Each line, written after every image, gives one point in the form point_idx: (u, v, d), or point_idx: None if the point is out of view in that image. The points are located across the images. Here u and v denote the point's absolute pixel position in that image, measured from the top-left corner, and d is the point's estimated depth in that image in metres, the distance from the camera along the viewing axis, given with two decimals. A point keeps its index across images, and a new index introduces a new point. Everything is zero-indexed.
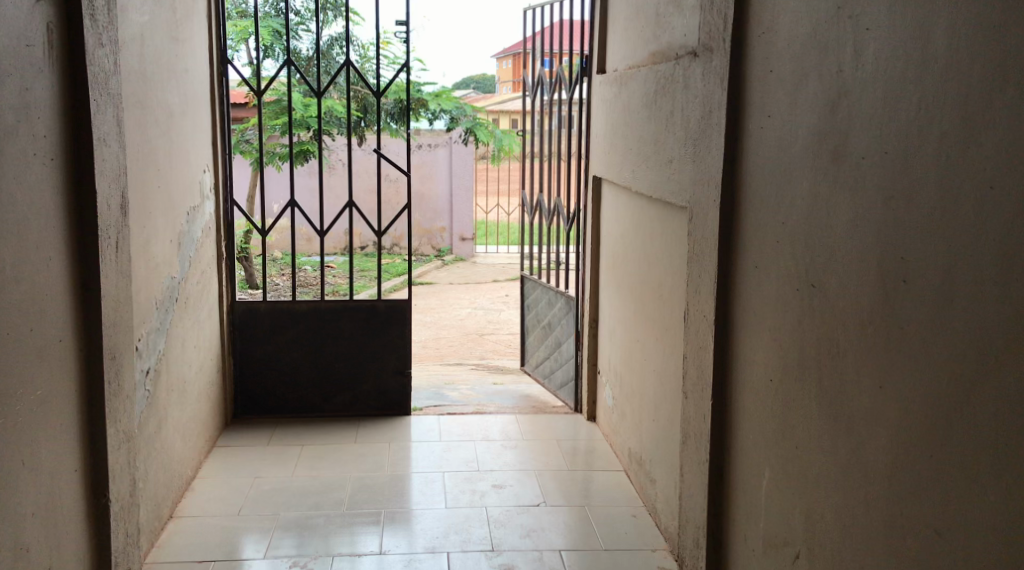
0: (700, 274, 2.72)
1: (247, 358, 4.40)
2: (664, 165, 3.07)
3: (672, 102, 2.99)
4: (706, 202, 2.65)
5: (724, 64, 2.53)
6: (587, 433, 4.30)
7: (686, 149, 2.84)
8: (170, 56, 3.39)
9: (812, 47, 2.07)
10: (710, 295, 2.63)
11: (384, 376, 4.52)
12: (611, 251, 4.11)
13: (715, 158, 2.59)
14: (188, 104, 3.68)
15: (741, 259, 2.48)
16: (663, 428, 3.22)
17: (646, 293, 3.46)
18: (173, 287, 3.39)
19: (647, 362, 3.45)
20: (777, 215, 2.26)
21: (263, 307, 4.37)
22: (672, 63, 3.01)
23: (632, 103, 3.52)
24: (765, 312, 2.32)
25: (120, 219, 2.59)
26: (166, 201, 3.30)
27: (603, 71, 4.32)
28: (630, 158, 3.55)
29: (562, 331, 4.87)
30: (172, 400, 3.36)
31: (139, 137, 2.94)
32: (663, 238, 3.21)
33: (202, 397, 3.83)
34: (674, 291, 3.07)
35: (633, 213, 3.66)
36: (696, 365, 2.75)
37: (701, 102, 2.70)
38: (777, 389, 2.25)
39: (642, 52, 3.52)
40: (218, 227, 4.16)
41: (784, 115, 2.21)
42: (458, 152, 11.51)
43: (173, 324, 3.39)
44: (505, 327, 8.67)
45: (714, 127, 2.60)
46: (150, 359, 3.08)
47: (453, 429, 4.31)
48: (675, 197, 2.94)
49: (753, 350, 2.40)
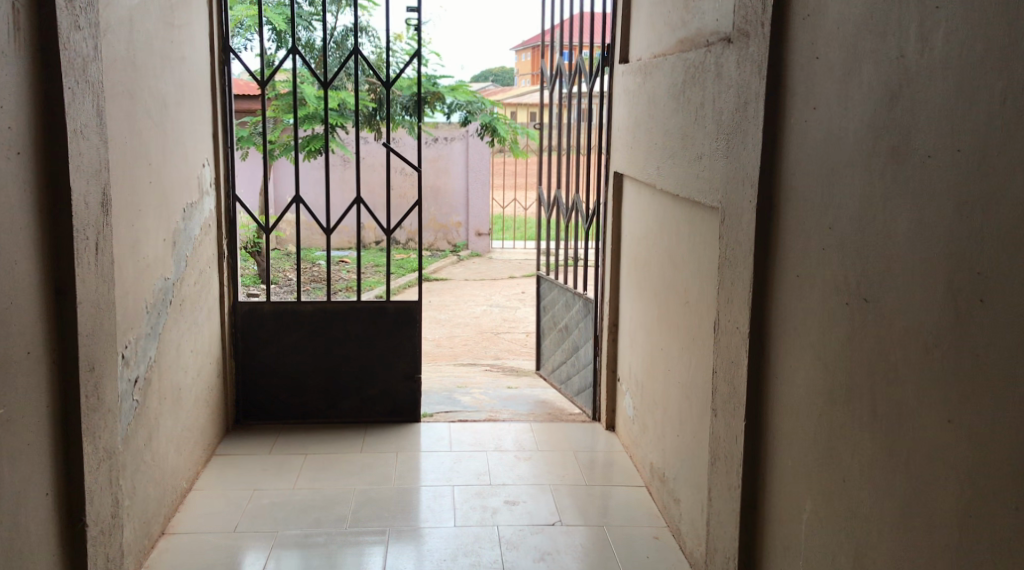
0: (732, 281, 2.49)
1: (250, 361, 4.21)
2: (693, 162, 2.84)
3: (703, 94, 2.75)
4: (741, 202, 2.42)
5: (762, 52, 2.30)
6: (606, 444, 4.07)
7: (718, 145, 2.60)
8: (165, 43, 3.18)
9: (868, 30, 1.83)
10: (743, 303, 2.40)
11: (393, 381, 4.31)
12: (633, 252, 3.87)
13: (751, 154, 2.36)
14: (185, 94, 3.48)
15: (780, 266, 2.24)
16: (689, 445, 2.99)
17: (671, 299, 3.23)
18: (167, 288, 3.19)
19: (671, 373, 3.22)
20: (822, 219, 2.02)
21: (267, 308, 4.17)
22: (703, 51, 2.77)
23: (658, 95, 3.28)
24: (808, 326, 2.09)
25: (101, 218, 2.38)
26: (159, 197, 3.10)
27: (626, 61, 4.08)
28: (655, 154, 3.31)
29: (580, 334, 4.64)
30: (165, 409, 3.16)
31: (126, 128, 2.73)
32: (691, 240, 2.98)
33: (200, 405, 3.64)
34: (703, 298, 2.83)
35: (658, 212, 3.42)
36: (727, 381, 2.52)
37: (736, 93, 2.47)
38: (822, 412, 2.02)
39: (670, 39, 3.28)
40: (219, 224, 3.95)
41: (832, 108, 1.98)
42: (475, 146, 11.25)
43: (166, 327, 3.19)
44: (521, 325, 8.44)
45: (750, 119, 2.36)
46: (139, 366, 2.88)
47: (464, 438, 4.09)
48: (705, 196, 2.71)
49: (792, 367, 2.17)
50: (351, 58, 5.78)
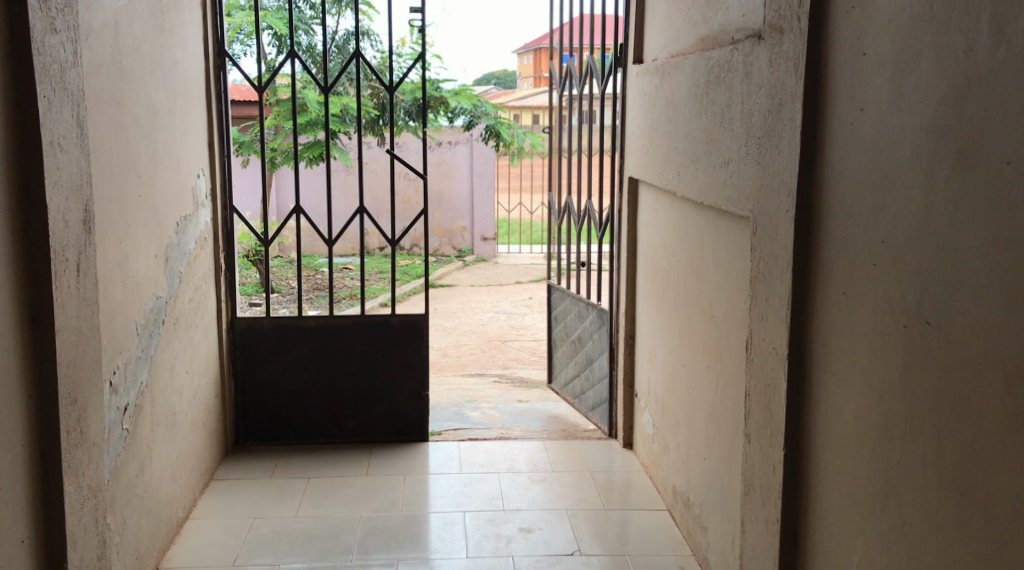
0: (767, 297, 2.30)
1: (250, 380, 4.02)
2: (719, 169, 2.65)
3: (729, 95, 2.56)
4: (776, 212, 2.23)
5: (799, 48, 2.10)
6: (623, 463, 3.88)
7: (748, 150, 2.41)
8: (154, 47, 3.00)
9: (926, 22, 1.64)
10: (781, 321, 2.21)
11: (400, 398, 4.12)
12: (651, 262, 3.68)
13: (787, 161, 2.17)
14: (178, 101, 3.30)
15: (823, 281, 2.05)
16: (718, 471, 2.80)
17: (695, 313, 3.04)
18: (159, 307, 3.00)
19: (697, 392, 3.03)
20: (874, 232, 1.83)
21: (267, 324, 3.98)
22: (729, 49, 2.58)
23: (678, 96, 3.09)
24: (859, 349, 1.89)
25: (82, 237, 2.20)
26: (149, 211, 2.92)
27: (640, 61, 3.89)
28: (675, 160, 3.12)
29: (593, 347, 4.45)
30: (158, 435, 2.98)
31: (111, 138, 2.55)
32: (717, 251, 2.79)
33: (196, 428, 3.45)
34: (733, 313, 2.64)
35: (679, 220, 3.23)
36: (763, 406, 2.33)
37: (768, 94, 2.28)
38: (876, 445, 1.82)
39: (690, 37, 3.09)
40: (216, 237, 3.77)
41: (885, 109, 1.79)
42: (479, 150, 11.06)
43: (159, 349, 3.00)
44: (529, 333, 8.25)
45: (785, 121, 2.17)
46: (130, 392, 2.70)
47: (475, 459, 3.90)
48: (735, 205, 2.52)
49: (839, 393, 1.98)
50: (352, 61, 5.60)
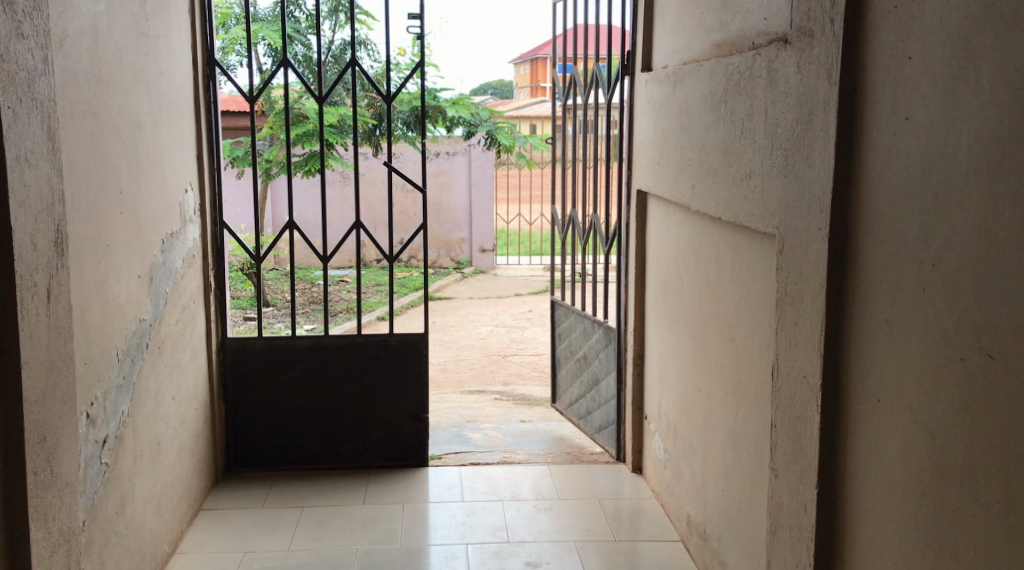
0: (796, 322, 2.13)
1: (241, 403, 3.84)
2: (739, 182, 2.48)
3: (752, 104, 2.39)
4: (807, 229, 2.06)
5: (832, 52, 1.94)
6: (632, 489, 3.70)
7: (774, 162, 2.24)
8: (138, 54, 2.83)
9: (986, 23, 1.48)
10: (813, 349, 2.04)
11: (399, 421, 3.94)
12: (661, 278, 3.51)
13: (818, 175, 2.00)
14: (164, 111, 3.13)
15: (861, 305, 1.88)
16: (738, 504, 2.63)
17: (712, 335, 2.87)
18: (142, 330, 2.83)
19: (715, 418, 2.85)
20: (923, 253, 1.66)
21: (259, 344, 3.81)
22: (750, 55, 2.41)
23: (692, 106, 2.92)
24: (906, 382, 1.72)
25: (54, 260, 2.02)
26: (132, 229, 2.75)
27: (648, 68, 3.72)
28: (689, 173, 2.95)
29: (600, 366, 4.27)
30: (141, 466, 2.80)
31: (89, 153, 2.38)
32: (737, 271, 2.62)
33: (184, 457, 3.27)
34: (756, 338, 2.46)
35: (693, 237, 3.06)
36: (792, 439, 2.16)
37: (796, 103, 2.11)
38: (927, 490, 1.65)
39: (705, 44, 2.92)
40: (206, 254, 3.59)
41: (934, 118, 1.62)
42: (478, 159, 10.88)
43: (142, 375, 2.82)
44: (530, 347, 8.06)
45: (817, 132, 2.00)
46: (110, 424, 2.52)
47: (477, 486, 3.72)
48: (758, 221, 2.35)
49: (882, 430, 1.80)
50: (348, 70, 5.43)
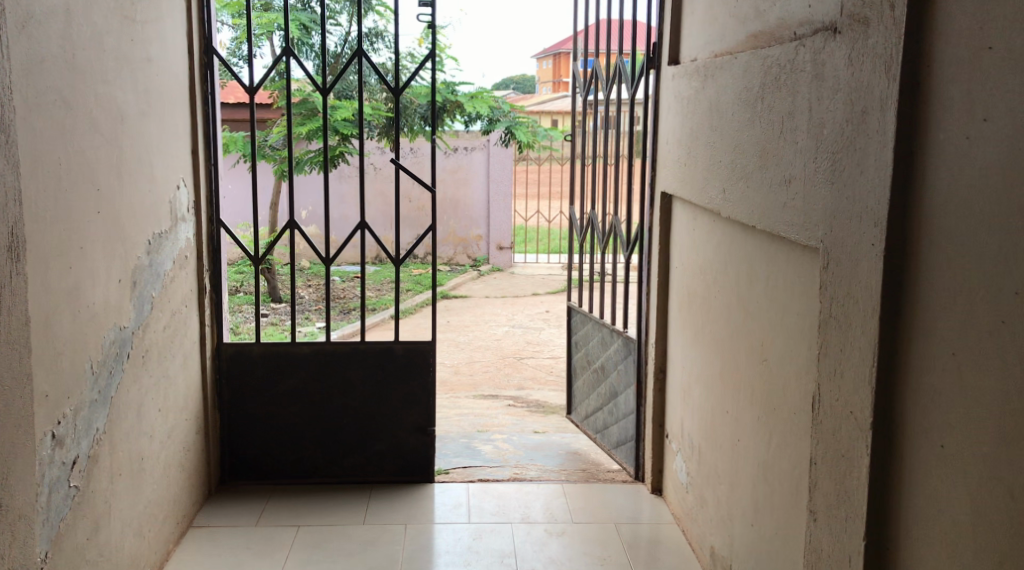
0: (842, 348, 1.88)
1: (237, 412, 3.63)
2: (777, 188, 2.23)
3: (793, 101, 2.14)
4: (857, 244, 1.81)
5: (891, 43, 1.69)
6: (650, 513, 3.46)
7: (820, 167, 1.99)
8: (122, 39, 2.62)
9: None
10: (862, 381, 1.79)
11: (404, 434, 3.72)
12: (687, 289, 3.26)
13: (873, 184, 1.74)
14: (154, 101, 2.92)
15: (921, 335, 1.63)
16: (770, 543, 2.38)
17: (742, 355, 2.62)
18: (123, 339, 2.61)
19: (745, 445, 2.61)
20: (1001, 282, 1.41)
21: (256, 350, 3.59)
22: (793, 46, 2.15)
23: (725, 103, 2.67)
24: (975, 431, 1.47)
25: (6, 265, 1.80)
26: (112, 229, 2.53)
27: (676, 61, 3.47)
28: (720, 176, 2.70)
29: (618, 378, 4.02)
30: (120, 485, 2.59)
31: (55, 146, 2.17)
32: (773, 287, 2.37)
33: (172, 473, 3.06)
34: (795, 362, 2.22)
35: (723, 247, 2.81)
36: (835, 481, 1.91)
37: (848, 100, 1.86)
38: (1002, 559, 1.40)
39: (740, 34, 2.67)
40: (201, 254, 3.39)
41: (1018, 118, 1.37)
42: (496, 155, 10.65)
43: (122, 387, 2.61)
44: (546, 350, 7.81)
45: (871, 133, 1.75)
46: (81, 442, 2.31)
47: (485, 505, 3.49)
48: (799, 233, 2.10)
49: (945, 481, 1.55)
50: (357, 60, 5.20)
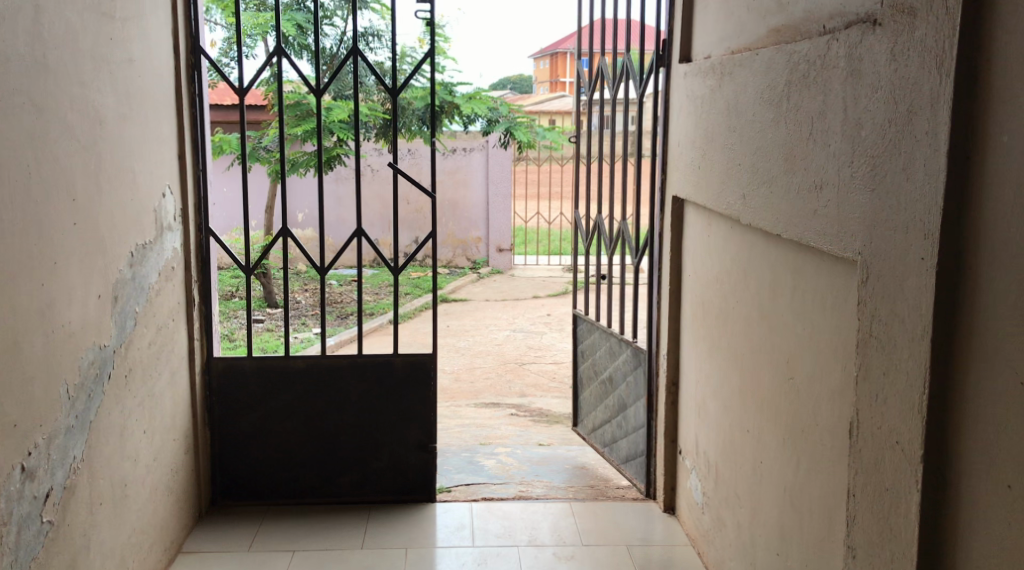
0: (886, 372, 1.71)
1: (229, 430, 3.46)
2: (807, 194, 2.06)
3: (825, 100, 1.97)
4: (903, 258, 1.64)
5: (941, 37, 1.52)
6: (664, 533, 3.29)
7: (857, 173, 1.82)
8: (99, 37, 2.44)
9: None
10: (910, 409, 1.62)
11: (404, 451, 3.55)
12: (701, 298, 3.09)
13: (922, 192, 1.58)
14: (137, 104, 2.75)
15: (982, 359, 1.46)
16: None
17: (766, 371, 2.45)
18: (104, 359, 2.45)
19: (769, 468, 2.44)
20: None
21: (248, 365, 3.42)
22: (824, 41, 1.98)
23: (745, 103, 2.50)
24: None
25: None
26: (91, 241, 2.37)
27: (687, 57, 3.30)
28: (739, 180, 2.53)
29: (627, 390, 3.85)
30: (101, 515, 2.41)
31: (24, 153, 2.00)
32: (802, 301, 2.20)
33: (159, 497, 2.89)
34: (828, 382, 2.05)
35: (743, 255, 2.64)
36: (877, 517, 1.74)
37: (891, 99, 1.69)
38: None
39: (760, 29, 2.50)
40: (188, 265, 3.21)
41: None
42: (495, 156, 10.48)
43: (102, 410, 2.44)
44: (548, 355, 7.63)
45: (919, 134, 1.58)
46: (56, 472, 2.14)
47: (490, 527, 3.32)
48: (833, 243, 1.93)
49: (1013, 526, 1.38)
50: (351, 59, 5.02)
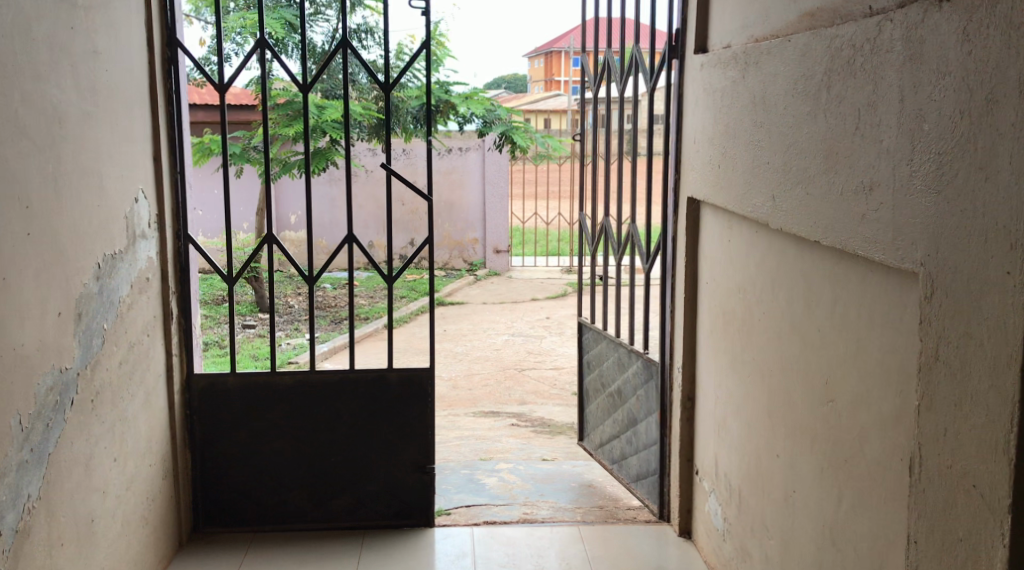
0: (958, 401, 1.48)
1: (212, 453, 3.22)
2: (854, 196, 1.82)
3: (876, 90, 1.74)
4: (981, 272, 1.40)
5: None
6: (680, 560, 3.06)
7: (919, 173, 1.58)
8: (57, 26, 2.20)
9: None
10: (991, 447, 1.39)
11: (400, 472, 3.31)
12: (721, 308, 2.85)
13: (1006, 194, 1.34)
14: (104, 100, 2.51)
15: None
16: None
17: (800, 391, 2.22)
18: (65, 383, 2.20)
19: (804, 498, 2.20)
20: None
21: (232, 381, 3.19)
22: (873, 24, 1.75)
23: (774, 95, 2.26)
24: None
25: None
26: (49, 252, 2.13)
27: (703, 48, 3.05)
28: (768, 181, 2.29)
29: (637, 404, 3.61)
30: (62, 558, 2.17)
31: None
32: (845, 316, 1.96)
33: (132, 528, 2.65)
34: (879, 409, 1.81)
35: (771, 262, 2.41)
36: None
37: (963, 88, 1.45)
38: None
39: (790, 14, 2.26)
40: (165, 275, 2.97)
41: None
42: (492, 157, 10.24)
43: (63, 440, 2.19)
44: (548, 360, 7.39)
45: (1003, 127, 1.34)
46: (6, 516, 1.90)
47: (493, 555, 3.08)
48: (887, 254, 1.69)
49: None
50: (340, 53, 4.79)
